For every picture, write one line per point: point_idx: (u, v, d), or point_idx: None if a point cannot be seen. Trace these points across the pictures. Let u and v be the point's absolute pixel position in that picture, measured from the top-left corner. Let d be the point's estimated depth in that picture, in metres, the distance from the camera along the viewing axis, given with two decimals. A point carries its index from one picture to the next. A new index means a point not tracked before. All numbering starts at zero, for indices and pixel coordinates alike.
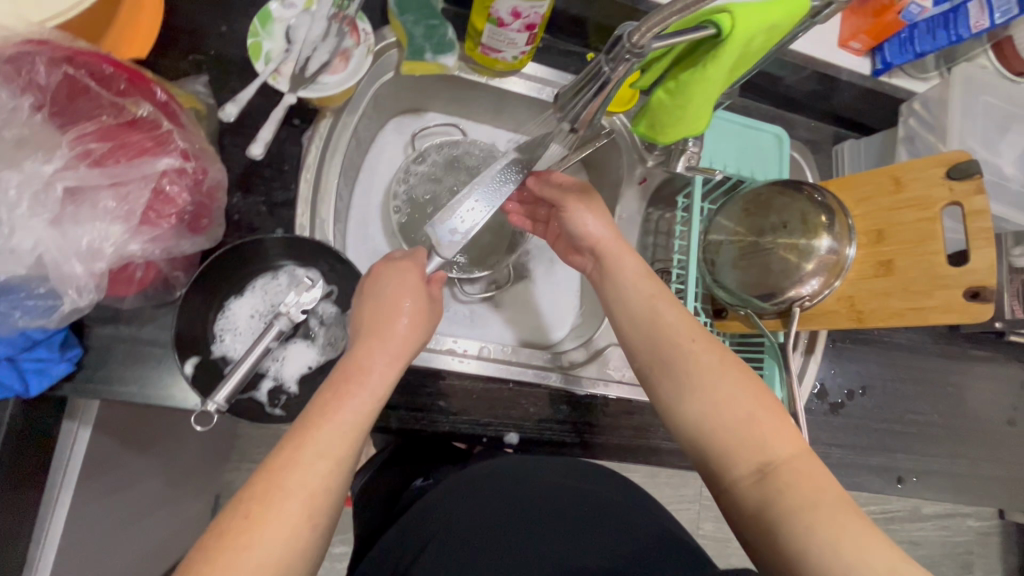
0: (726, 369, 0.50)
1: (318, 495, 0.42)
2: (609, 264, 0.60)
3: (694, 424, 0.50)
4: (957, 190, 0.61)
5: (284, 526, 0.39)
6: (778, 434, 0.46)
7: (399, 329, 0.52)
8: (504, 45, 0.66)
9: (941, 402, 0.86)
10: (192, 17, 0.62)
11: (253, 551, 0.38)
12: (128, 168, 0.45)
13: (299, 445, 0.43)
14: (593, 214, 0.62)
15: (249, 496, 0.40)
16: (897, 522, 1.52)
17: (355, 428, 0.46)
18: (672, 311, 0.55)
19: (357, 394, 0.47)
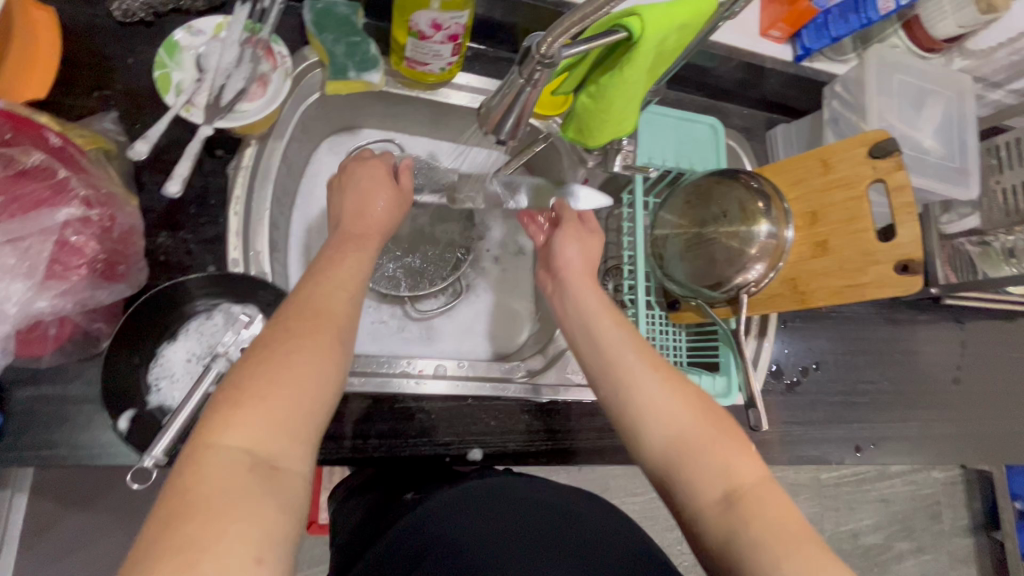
0: (690, 398, 0.50)
1: (339, 324, 0.45)
2: (573, 292, 0.59)
3: (664, 447, 0.48)
4: (881, 168, 0.64)
5: (315, 348, 0.42)
6: (742, 461, 0.47)
7: (380, 208, 0.55)
8: (429, 58, 0.65)
9: (890, 369, 0.89)
10: (94, 50, 0.59)
11: (294, 361, 0.41)
12: (24, 222, 0.42)
13: (309, 290, 0.46)
14: (581, 235, 0.62)
15: (271, 333, 0.43)
16: (867, 483, 1.57)
17: (355, 274, 0.49)
18: (636, 342, 0.54)
19: (351, 249, 0.51)
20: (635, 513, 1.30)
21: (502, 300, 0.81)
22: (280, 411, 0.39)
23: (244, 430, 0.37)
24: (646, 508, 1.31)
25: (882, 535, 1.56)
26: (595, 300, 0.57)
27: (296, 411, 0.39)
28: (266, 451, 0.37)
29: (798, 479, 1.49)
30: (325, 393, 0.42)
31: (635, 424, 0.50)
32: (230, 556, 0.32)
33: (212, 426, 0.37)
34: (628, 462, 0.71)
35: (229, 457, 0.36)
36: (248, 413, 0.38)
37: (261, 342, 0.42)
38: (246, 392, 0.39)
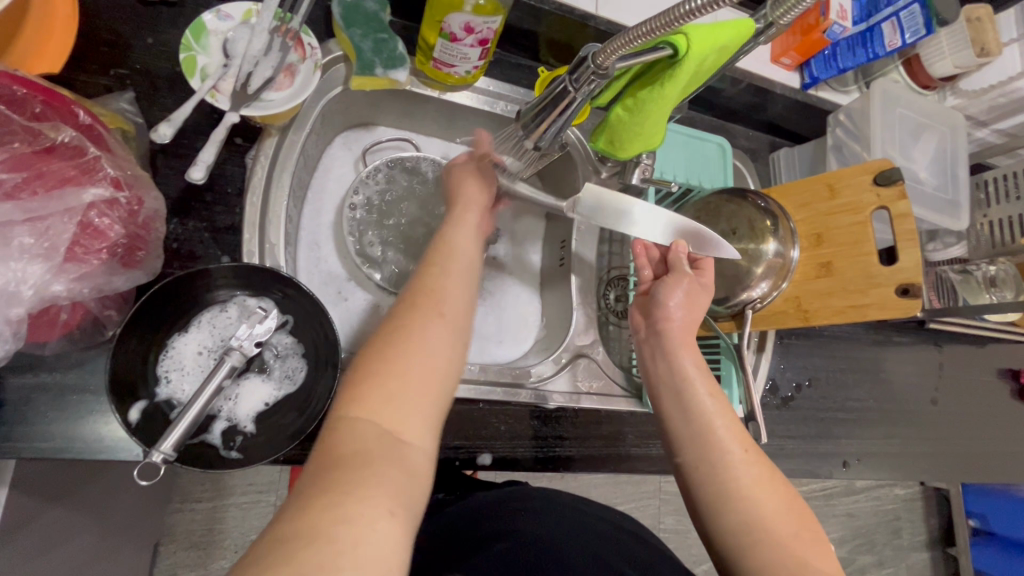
0: (773, 485, 0.52)
1: (455, 313, 0.48)
2: (672, 346, 0.59)
3: (741, 529, 0.50)
4: (884, 196, 0.67)
5: (435, 334, 0.46)
6: (820, 561, 0.48)
7: (482, 191, 0.61)
8: (457, 60, 0.65)
9: (874, 388, 0.93)
10: (111, 26, 0.57)
11: (418, 338, 0.45)
12: (47, 201, 0.40)
13: (429, 279, 0.50)
14: (690, 286, 0.61)
15: (395, 319, 0.46)
16: (835, 498, 1.63)
17: (466, 267, 0.53)
18: (726, 420, 0.55)
19: (466, 240, 0.55)
20: None
21: (507, 305, 0.80)
22: (405, 390, 0.42)
23: (375, 404, 0.41)
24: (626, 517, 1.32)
25: (847, 548, 1.61)
26: (689, 364, 0.58)
27: (421, 390, 0.43)
28: (394, 422, 0.41)
29: None
30: (444, 378, 0.44)
31: (715, 502, 0.52)
32: (369, 505, 0.35)
33: (349, 396, 0.41)
34: (631, 470, 0.72)
35: (365, 426, 0.40)
36: (378, 388, 0.42)
37: (386, 327, 0.46)
38: (376, 369, 0.42)
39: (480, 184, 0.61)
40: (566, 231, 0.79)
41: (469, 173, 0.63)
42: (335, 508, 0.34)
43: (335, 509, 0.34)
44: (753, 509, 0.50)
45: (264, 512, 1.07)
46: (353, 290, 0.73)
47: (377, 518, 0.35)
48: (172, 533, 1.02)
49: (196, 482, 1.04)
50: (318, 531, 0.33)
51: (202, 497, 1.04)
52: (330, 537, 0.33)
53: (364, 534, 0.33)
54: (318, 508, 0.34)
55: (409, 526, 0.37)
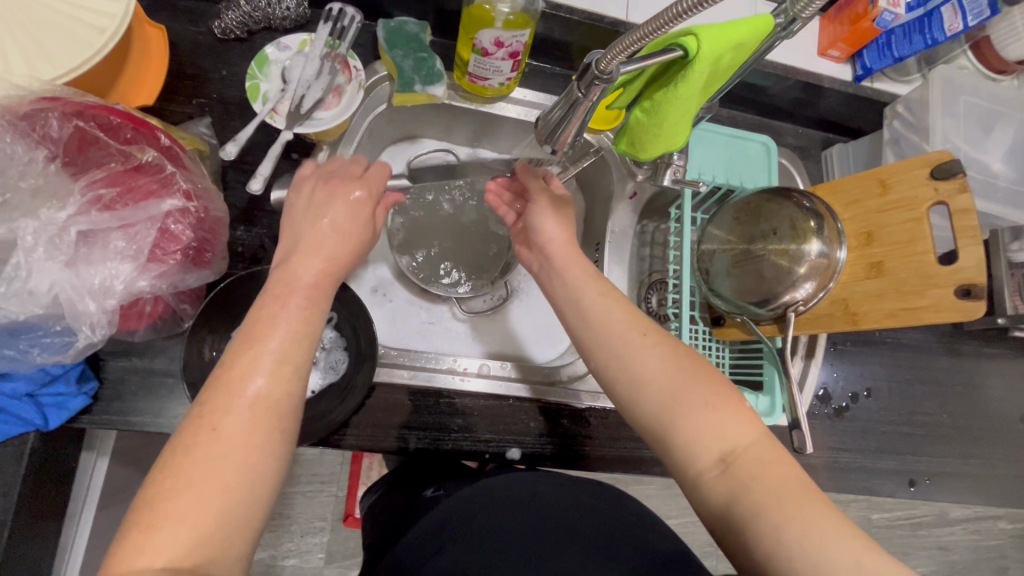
0: (679, 360, 0.49)
1: (271, 411, 0.41)
2: (555, 267, 0.59)
3: (656, 412, 0.48)
4: (942, 190, 0.62)
5: (247, 446, 0.39)
6: (734, 422, 0.46)
7: (332, 236, 0.51)
8: (490, 73, 0.68)
9: (950, 402, 0.85)
10: (194, 62, 0.66)
11: (220, 452, 0.38)
12: (135, 211, 0.48)
13: (236, 378, 0.41)
14: (561, 218, 0.61)
15: (190, 436, 0.39)
16: (925, 528, 1.45)
17: (296, 333, 0.44)
18: (624, 309, 0.53)
19: (305, 293, 0.47)
20: None
21: (540, 306, 0.82)
22: (205, 526, 0.37)
23: (167, 548, 0.35)
24: (681, 532, 1.23)
25: None
26: (579, 271, 0.57)
27: (220, 522, 0.37)
28: (191, 562, 0.36)
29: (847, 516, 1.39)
30: (259, 489, 0.39)
31: (630, 390, 0.49)
32: None
33: (133, 548, 0.35)
34: (665, 474, 0.71)
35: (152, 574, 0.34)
36: (170, 530, 0.36)
37: (178, 449, 0.38)
38: (163, 513, 0.36)
39: (335, 217, 0.52)
40: (601, 234, 0.81)
41: (332, 203, 0.52)
42: None
43: None
44: (664, 389, 0.48)
45: (327, 500, 1.12)
46: (398, 291, 0.78)
47: None
48: None
49: None
50: None
51: None
52: None
53: None
54: None
55: None
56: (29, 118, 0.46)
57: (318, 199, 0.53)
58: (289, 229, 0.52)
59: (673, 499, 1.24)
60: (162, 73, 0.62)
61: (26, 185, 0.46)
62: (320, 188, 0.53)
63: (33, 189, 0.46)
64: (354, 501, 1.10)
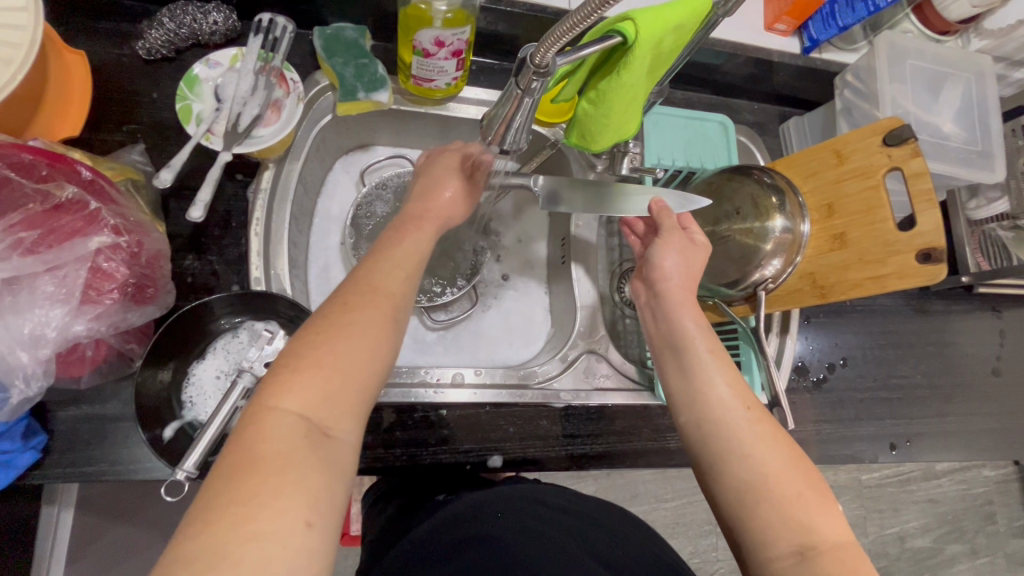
0: (778, 446, 0.47)
1: (396, 301, 0.44)
2: (671, 307, 0.55)
3: (739, 484, 0.46)
4: (895, 156, 0.62)
5: (375, 326, 0.42)
6: (822, 519, 0.43)
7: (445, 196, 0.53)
8: (435, 74, 0.66)
9: (923, 361, 0.86)
10: (121, 86, 0.63)
11: (351, 332, 0.41)
12: (60, 252, 0.45)
13: (374, 272, 0.45)
14: (687, 252, 0.57)
15: (334, 300, 0.42)
16: (913, 483, 1.47)
17: (416, 253, 0.48)
18: (728, 373, 0.51)
19: (421, 222, 0.50)
20: (667, 517, 1.22)
21: (513, 307, 0.81)
22: (335, 384, 0.39)
23: (301, 398, 0.37)
24: (678, 514, 1.23)
25: (932, 537, 1.45)
26: (691, 323, 0.54)
27: (348, 389, 0.39)
28: (323, 418, 0.38)
29: (837, 480, 1.41)
30: (376, 369, 0.41)
31: (722, 454, 0.47)
32: (280, 521, 0.33)
33: (280, 383, 0.38)
34: (652, 465, 0.70)
35: (287, 418, 0.37)
36: (306, 377, 0.38)
37: (325, 308, 0.42)
38: (308, 359, 0.39)
39: (441, 193, 0.53)
40: (566, 229, 0.79)
41: (431, 170, 0.55)
42: (241, 526, 0.32)
43: (244, 525, 0.32)
44: (757, 462, 0.46)
45: None
46: None
47: (290, 530, 0.33)
48: None
49: None
50: (225, 547, 0.31)
51: None
52: (238, 559, 0.31)
53: (274, 551, 0.32)
54: (223, 513, 0.32)
55: (329, 537, 0.35)
56: None
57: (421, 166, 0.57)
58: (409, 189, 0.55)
59: (668, 482, 1.24)
60: (86, 103, 0.59)
61: None
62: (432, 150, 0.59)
63: None
64: (346, 519, 1.07)
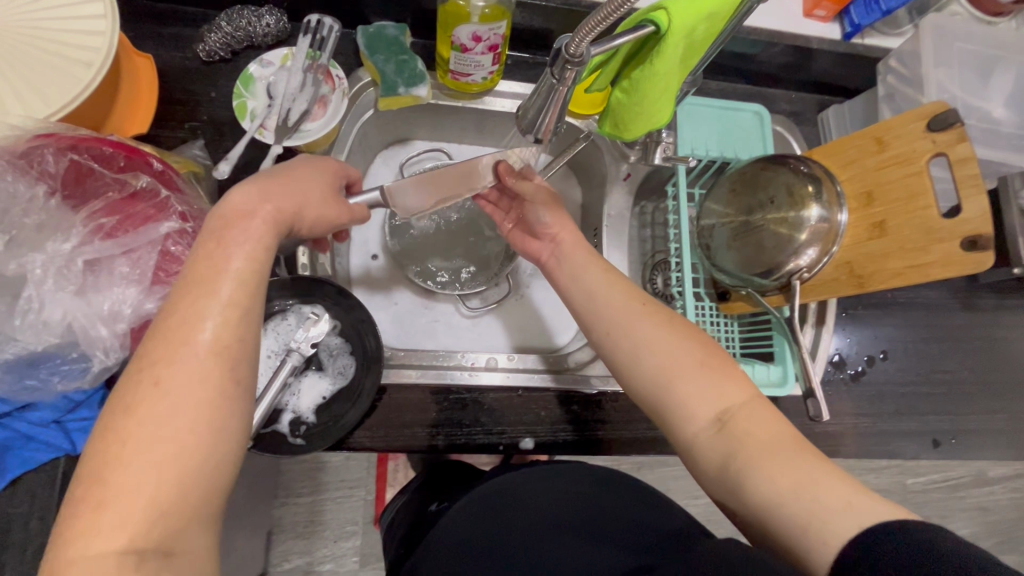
0: (676, 332, 0.49)
1: (235, 354, 0.37)
2: (566, 252, 0.59)
3: (652, 380, 0.48)
4: (940, 142, 0.61)
5: (198, 404, 0.34)
6: (729, 384, 0.47)
7: (295, 181, 0.45)
8: (471, 68, 0.68)
9: (970, 357, 0.83)
10: (184, 86, 0.68)
11: (168, 423, 0.34)
12: (136, 236, 0.50)
13: (193, 347, 0.35)
14: (561, 208, 0.62)
15: (134, 394, 0.34)
16: (962, 489, 1.41)
17: (245, 272, 0.38)
18: (620, 287, 0.53)
19: (241, 248, 0.39)
20: (699, 513, 1.22)
21: (546, 296, 0.82)
22: (160, 494, 0.33)
23: (121, 529, 0.32)
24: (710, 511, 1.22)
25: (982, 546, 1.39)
26: (583, 254, 0.58)
27: (180, 495, 0.33)
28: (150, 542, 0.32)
29: (879, 483, 1.37)
30: (219, 448, 0.35)
31: (631, 353, 0.50)
32: None
33: (80, 526, 0.31)
34: None
35: (100, 560, 0.31)
36: (119, 507, 0.32)
37: (122, 408, 0.34)
38: (113, 484, 0.32)
39: (247, 198, 0.41)
40: (598, 219, 0.80)
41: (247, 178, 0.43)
42: None
43: None
44: (661, 358, 0.48)
45: (356, 505, 1.14)
46: (402, 294, 0.79)
47: None
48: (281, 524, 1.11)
49: (296, 479, 1.13)
50: None
51: (303, 493, 1.13)
52: None
53: None
54: None
55: None
56: (26, 156, 0.48)
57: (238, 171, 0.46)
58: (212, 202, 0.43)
59: None
60: (154, 102, 0.64)
61: (31, 221, 0.49)
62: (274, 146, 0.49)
63: (38, 223, 0.49)
64: (383, 502, 1.12)
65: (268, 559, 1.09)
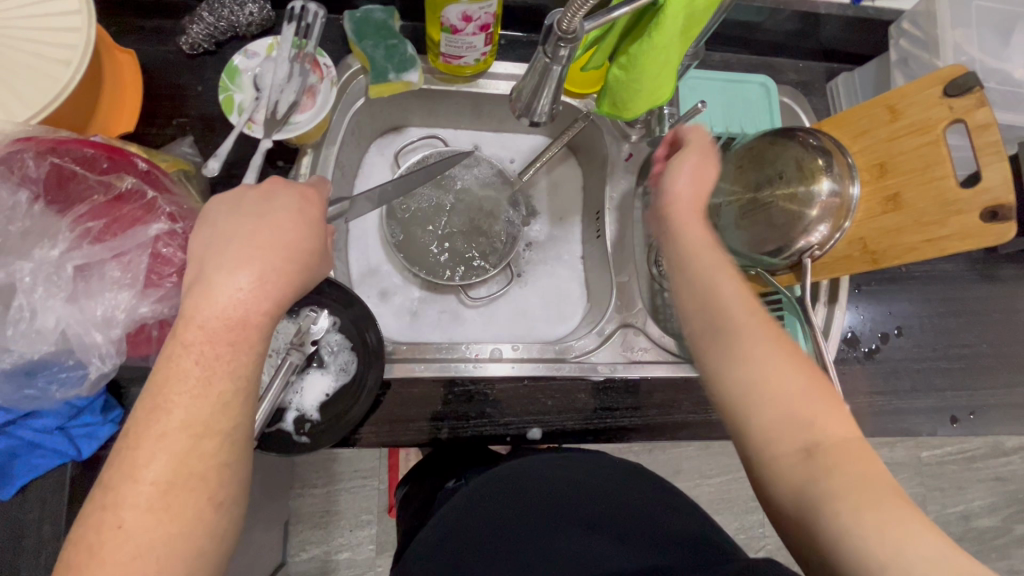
0: (785, 351, 0.44)
1: (224, 448, 0.36)
2: (671, 224, 0.54)
3: (739, 392, 0.44)
4: (957, 107, 0.58)
5: (172, 495, 0.34)
6: (828, 417, 0.41)
7: (282, 249, 0.40)
8: (463, 50, 0.66)
9: (990, 330, 0.80)
10: (169, 81, 0.66)
11: (139, 511, 0.33)
12: (124, 239, 0.49)
13: (171, 442, 0.35)
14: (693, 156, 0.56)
15: (113, 479, 0.34)
16: (979, 461, 1.39)
17: (235, 368, 0.37)
18: (732, 282, 0.48)
19: (227, 340, 0.37)
20: (712, 493, 1.21)
21: (548, 283, 0.81)
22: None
23: None
24: (724, 489, 1.21)
25: (1000, 517, 1.38)
26: (692, 234, 0.53)
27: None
28: None
29: (895, 457, 1.35)
30: (195, 536, 0.35)
31: (719, 361, 0.46)
32: None
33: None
34: (691, 438, 0.70)
35: None
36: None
37: (102, 488, 0.34)
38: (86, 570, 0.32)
39: (233, 280, 0.38)
40: (601, 202, 0.78)
41: (234, 247, 0.39)
42: None
43: None
44: (757, 371, 0.44)
45: (370, 494, 1.15)
46: (405, 287, 0.78)
47: None
48: (297, 515, 1.12)
49: (309, 471, 1.14)
50: None
51: (317, 485, 1.14)
52: None
53: None
54: None
55: None
56: (6, 161, 0.47)
57: (219, 231, 0.41)
58: (195, 268, 0.39)
59: (714, 458, 1.22)
60: (139, 97, 0.62)
61: (16, 228, 0.48)
62: (255, 189, 0.43)
63: (23, 230, 0.48)
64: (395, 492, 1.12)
65: (286, 549, 1.11)
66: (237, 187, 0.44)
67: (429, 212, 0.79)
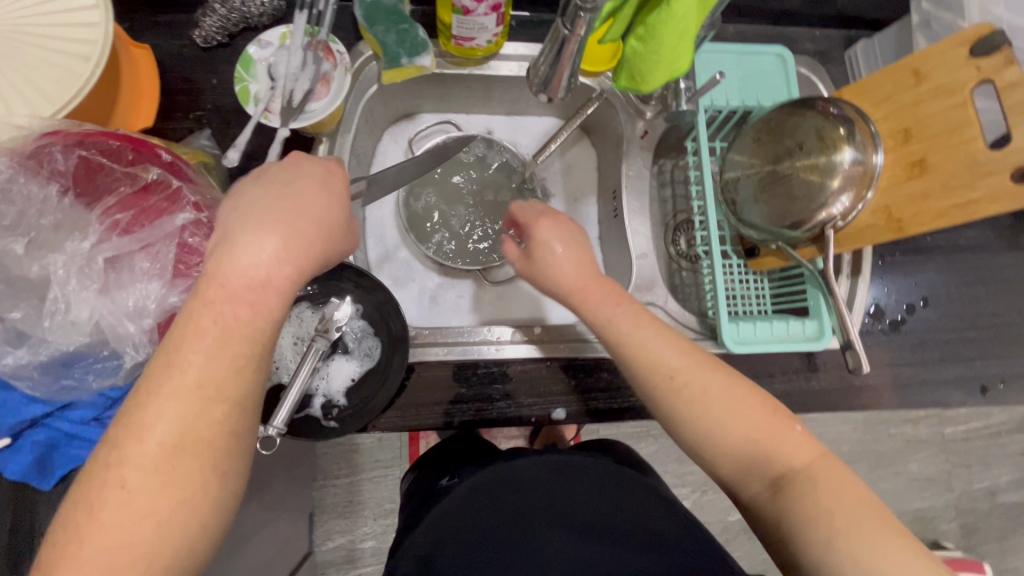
0: (728, 395, 0.47)
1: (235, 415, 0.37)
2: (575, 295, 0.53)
3: (700, 446, 0.48)
4: (985, 67, 0.56)
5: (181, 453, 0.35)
6: (786, 447, 0.46)
7: (307, 218, 0.39)
8: (475, 32, 0.65)
9: (1018, 299, 0.79)
10: (184, 75, 0.66)
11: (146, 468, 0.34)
12: (152, 230, 0.51)
13: (185, 402, 0.35)
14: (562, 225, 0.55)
15: (122, 441, 0.34)
16: (1004, 436, 1.37)
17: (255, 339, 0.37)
18: (659, 339, 0.50)
19: (247, 298, 0.37)
20: None
21: None
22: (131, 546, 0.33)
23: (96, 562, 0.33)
24: None
25: None
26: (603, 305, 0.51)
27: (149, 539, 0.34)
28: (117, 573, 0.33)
29: (918, 435, 1.33)
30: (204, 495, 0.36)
31: (670, 417, 0.49)
32: None
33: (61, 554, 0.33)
34: None
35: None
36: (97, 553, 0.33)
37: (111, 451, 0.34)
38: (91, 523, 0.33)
39: (257, 243, 0.37)
40: (616, 180, 0.77)
41: (259, 212, 0.38)
42: None
43: None
44: (707, 431, 0.47)
45: (392, 483, 1.17)
46: (422, 273, 0.78)
47: None
48: (321, 505, 1.14)
49: (331, 462, 1.15)
50: None
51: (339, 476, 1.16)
52: None
53: None
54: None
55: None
56: (35, 156, 0.48)
57: (241, 197, 0.40)
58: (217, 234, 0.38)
59: None
60: (156, 91, 0.63)
61: (48, 221, 0.50)
62: (277, 162, 0.43)
63: (54, 223, 0.50)
64: None
65: (312, 538, 1.13)
66: (264, 161, 0.43)
67: (445, 197, 0.79)
